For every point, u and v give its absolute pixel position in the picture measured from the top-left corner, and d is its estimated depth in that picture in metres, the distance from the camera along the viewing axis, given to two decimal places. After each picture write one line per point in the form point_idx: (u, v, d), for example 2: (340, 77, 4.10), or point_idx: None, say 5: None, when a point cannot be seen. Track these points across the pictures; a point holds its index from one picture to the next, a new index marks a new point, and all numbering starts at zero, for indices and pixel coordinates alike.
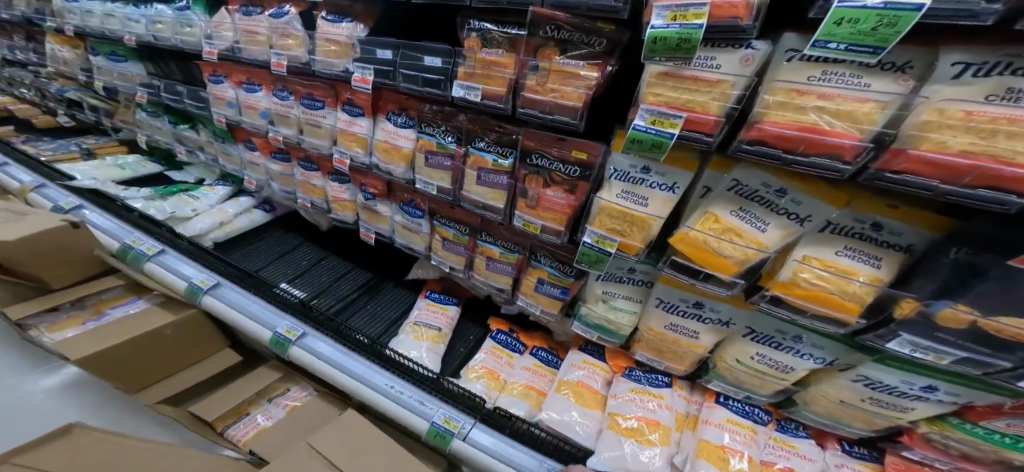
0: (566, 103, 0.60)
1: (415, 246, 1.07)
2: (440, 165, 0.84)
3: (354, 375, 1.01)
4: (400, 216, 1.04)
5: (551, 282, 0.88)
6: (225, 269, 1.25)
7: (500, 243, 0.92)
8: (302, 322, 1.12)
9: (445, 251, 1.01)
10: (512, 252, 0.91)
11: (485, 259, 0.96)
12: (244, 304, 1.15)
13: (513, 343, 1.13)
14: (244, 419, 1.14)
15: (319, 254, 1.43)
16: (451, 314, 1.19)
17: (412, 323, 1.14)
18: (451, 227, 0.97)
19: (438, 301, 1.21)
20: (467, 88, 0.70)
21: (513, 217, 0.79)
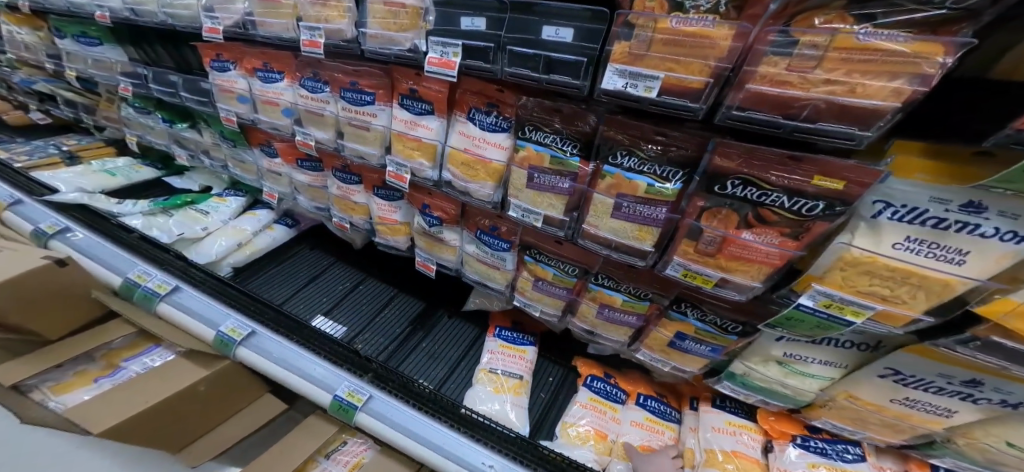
0: (857, 104, 0.34)
1: (495, 282, 0.88)
2: (553, 187, 0.59)
3: (438, 447, 0.83)
4: (474, 246, 0.83)
5: (696, 338, 0.70)
6: (255, 310, 1.04)
7: (624, 289, 0.72)
8: (362, 379, 0.94)
9: (543, 288, 0.80)
10: (640, 301, 0.71)
11: (596, 304, 0.77)
12: (288, 357, 0.95)
13: (613, 392, 0.93)
14: None
15: (354, 277, 1.36)
16: (529, 357, 1.10)
17: (489, 371, 1.05)
18: (552, 266, 0.76)
19: (511, 342, 1.12)
20: (632, 77, 0.43)
21: (668, 266, 0.57)
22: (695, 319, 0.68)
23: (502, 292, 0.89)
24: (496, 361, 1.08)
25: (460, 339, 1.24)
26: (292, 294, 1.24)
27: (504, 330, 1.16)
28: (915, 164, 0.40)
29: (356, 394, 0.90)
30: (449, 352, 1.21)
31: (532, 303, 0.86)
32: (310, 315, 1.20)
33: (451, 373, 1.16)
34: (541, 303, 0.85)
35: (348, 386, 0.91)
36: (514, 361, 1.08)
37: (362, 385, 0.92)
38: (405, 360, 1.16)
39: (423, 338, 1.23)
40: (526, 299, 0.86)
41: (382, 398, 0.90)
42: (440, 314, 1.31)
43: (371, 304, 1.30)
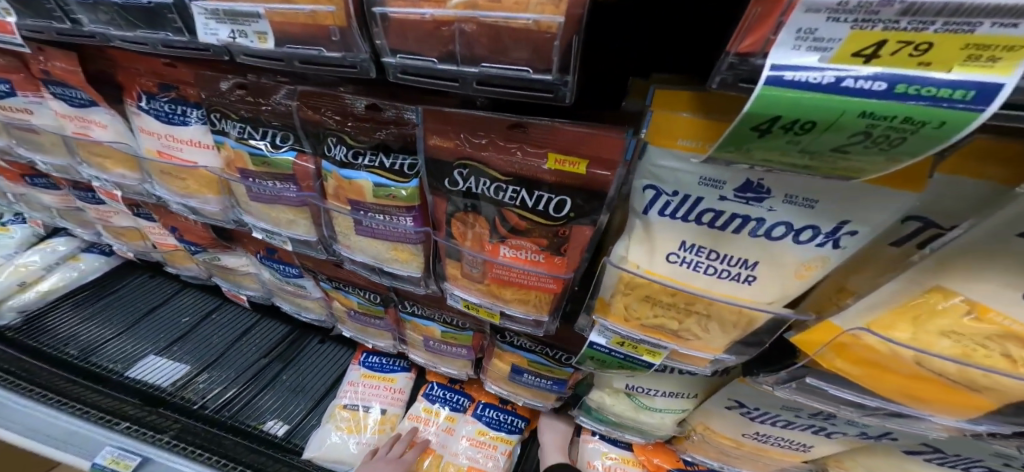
0: (511, 21, 0.20)
1: (322, 311, 0.73)
2: (279, 197, 0.44)
3: None
4: (267, 272, 0.65)
5: (533, 372, 0.58)
6: (16, 371, 0.89)
7: (436, 318, 0.57)
8: (140, 439, 0.83)
9: (353, 317, 0.68)
10: (462, 331, 0.57)
11: (422, 337, 0.62)
12: (47, 424, 0.83)
13: (454, 396, 0.98)
14: None
15: (207, 303, 1.13)
16: (397, 385, 1.00)
17: (341, 407, 0.96)
18: (353, 294, 0.61)
19: (376, 369, 1.01)
20: (232, 18, 0.27)
21: (448, 296, 0.44)
22: (524, 350, 0.55)
23: (329, 320, 0.74)
24: (355, 394, 0.98)
25: (332, 367, 1.07)
26: (119, 333, 1.02)
27: (371, 355, 1.03)
28: (679, 124, 0.24)
29: (122, 460, 0.80)
30: (315, 382, 1.03)
31: (355, 332, 0.73)
32: (131, 356, 0.98)
33: (312, 410, 0.98)
34: (374, 336, 0.72)
35: (109, 452, 0.80)
36: (377, 392, 0.98)
37: (137, 450, 0.82)
38: (250, 402, 0.96)
39: (281, 369, 1.04)
40: (350, 329, 0.73)
41: (160, 459, 0.81)
42: (311, 338, 1.11)
43: (223, 333, 1.09)
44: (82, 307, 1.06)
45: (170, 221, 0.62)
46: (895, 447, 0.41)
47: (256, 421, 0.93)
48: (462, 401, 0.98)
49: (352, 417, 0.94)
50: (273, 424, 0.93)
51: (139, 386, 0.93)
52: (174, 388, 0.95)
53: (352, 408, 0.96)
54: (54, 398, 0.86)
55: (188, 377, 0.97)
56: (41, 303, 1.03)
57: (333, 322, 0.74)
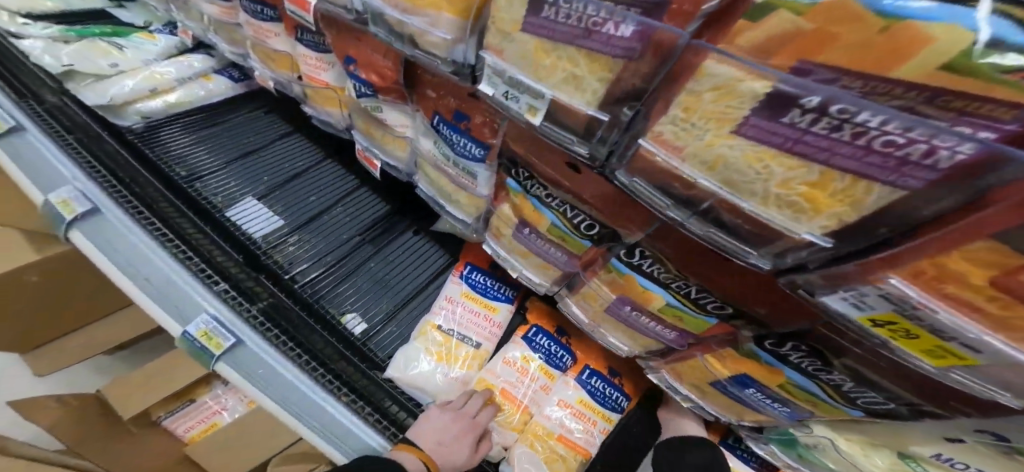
0: None
1: (482, 206, 0.62)
2: (589, 31, 0.26)
3: (302, 406, 0.74)
4: (440, 146, 0.57)
5: (764, 385, 0.46)
6: (126, 182, 0.86)
7: (676, 285, 0.41)
8: (232, 312, 0.77)
9: (523, 237, 0.55)
10: (704, 316, 0.41)
11: (615, 297, 0.50)
12: (144, 260, 0.76)
13: (557, 353, 0.93)
14: (186, 405, 1.15)
15: (312, 158, 1.06)
16: (497, 319, 0.95)
17: (429, 323, 0.92)
18: (551, 210, 0.47)
19: (478, 291, 0.95)
20: None
21: (832, 292, 0.24)
22: (795, 369, 0.40)
23: (490, 223, 0.63)
24: (451, 314, 0.93)
25: (421, 265, 1.03)
26: (225, 164, 0.98)
27: (473, 271, 0.96)
28: None
29: (214, 337, 0.73)
30: (402, 281, 1.00)
31: (509, 243, 0.61)
32: (233, 196, 0.95)
33: (394, 305, 0.97)
34: (533, 260, 0.60)
35: (203, 323, 0.73)
36: (477, 322, 0.93)
37: (230, 327, 0.75)
38: (338, 285, 0.94)
39: (372, 256, 1.00)
40: (504, 238, 0.62)
41: (251, 345, 0.76)
42: (405, 226, 1.06)
43: (320, 195, 1.03)
44: (198, 126, 1.02)
45: (347, 48, 0.54)
46: None
47: (341, 299, 0.93)
48: (565, 361, 0.93)
49: (442, 338, 0.91)
50: (353, 309, 0.93)
51: (239, 229, 0.91)
52: (271, 242, 0.93)
53: (445, 332, 0.92)
54: (159, 229, 0.81)
55: (283, 237, 0.94)
56: (165, 114, 1.00)
57: (490, 224, 0.64)
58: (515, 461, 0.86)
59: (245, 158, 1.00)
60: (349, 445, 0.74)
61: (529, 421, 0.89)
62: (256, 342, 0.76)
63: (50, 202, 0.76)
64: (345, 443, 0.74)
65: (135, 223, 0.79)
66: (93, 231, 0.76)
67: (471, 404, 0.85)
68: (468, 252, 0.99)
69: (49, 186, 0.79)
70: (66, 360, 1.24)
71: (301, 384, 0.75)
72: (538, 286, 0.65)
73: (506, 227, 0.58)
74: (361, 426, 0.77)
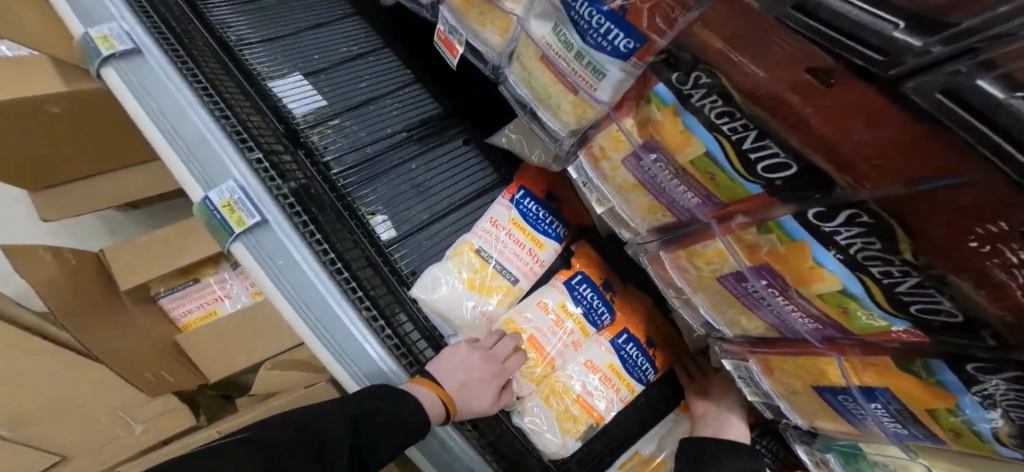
0: None
1: (590, 121, 0.52)
2: None
3: (323, 308, 0.66)
4: (573, 34, 0.45)
5: (897, 398, 0.39)
6: (166, 22, 0.74)
7: (881, 266, 0.30)
8: (261, 186, 0.67)
9: (640, 172, 0.47)
10: (894, 320, 0.33)
11: (750, 266, 0.40)
12: (176, 109, 0.65)
13: (597, 308, 0.85)
14: (188, 283, 1.08)
15: (368, 47, 0.99)
16: (543, 256, 0.85)
17: (466, 243, 0.84)
18: (716, 136, 0.35)
19: (528, 220, 0.85)
20: None
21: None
22: (963, 389, 0.32)
23: (600, 141, 0.52)
24: (490, 240, 0.83)
25: (464, 180, 0.97)
26: (278, 35, 0.91)
27: (526, 197, 0.86)
28: None
29: (236, 210, 0.64)
30: (442, 192, 0.94)
31: (615, 173, 0.51)
32: (280, 68, 0.87)
33: (431, 215, 0.91)
34: (640, 197, 0.49)
35: (227, 194, 0.64)
36: (520, 255, 0.84)
37: (256, 203, 0.65)
38: (374, 185, 0.88)
39: (415, 159, 0.94)
40: (610, 163, 0.51)
41: (276, 228, 0.66)
42: (454, 136, 1.00)
43: (371, 87, 0.96)
44: None
45: None
46: None
47: (378, 199, 0.87)
48: (603, 319, 0.85)
49: (478, 263, 0.82)
50: (388, 212, 0.87)
51: (282, 105, 0.83)
52: (313, 126, 0.85)
53: (483, 257, 0.83)
54: (196, 79, 0.70)
55: (326, 122, 0.87)
56: None
57: (595, 141, 0.53)
58: (526, 412, 0.83)
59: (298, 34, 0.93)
60: (366, 360, 0.68)
61: (549, 374, 0.84)
62: (281, 226, 0.66)
63: (88, 33, 0.64)
64: (363, 356, 0.68)
65: (166, 64, 0.67)
66: (127, 67, 0.65)
67: (501, 344, 0.72)
68: (522, 174, 0.90)
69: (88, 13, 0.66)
70: (84, 208, 1.17)
71: (322, 287, 0.67)
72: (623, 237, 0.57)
73: (626, 149, 0.48)
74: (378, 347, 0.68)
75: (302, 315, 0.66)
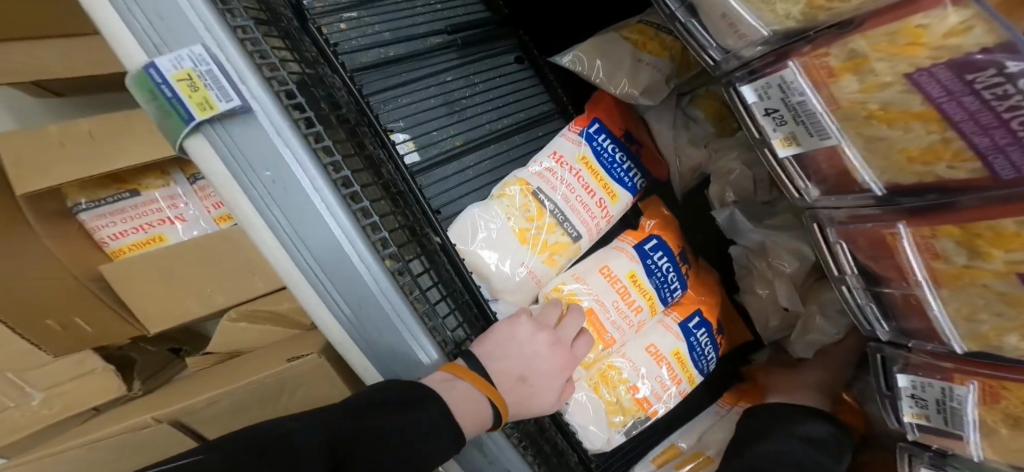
0: None
1: (834, 17, 0.27)
2: None
3: (341, 269, 0.40)
4: None
5: None
6: None
7: None
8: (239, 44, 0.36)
9: (948, 94, 0.23)
10: None
11: None
12: None
13: (669, 283, 0.69)
14: (123, 198, 0.79)
15: None
16: (614, 211, 0.67)
17: (517, 179, 0.63)
18: None
19: (604, 163, 0.66)
20: None
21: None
22: None
23: (857, 46, 0.27)
24: (553, 181, 0.63)
25: (510, 104, 0.75)
26: None
27: (602, 133, 0.66)
28: None
29: (193, 79, 0.33)
30: (482, 116, 0.71)
31: (867, 100, 0.28)
32: None
33: (467, 143, 0.69)
34: (909, 136, 0.28)
35: (187, 60, 0.33)
36: (586, 205, 0.64)
37: (238, 78, 0.35)
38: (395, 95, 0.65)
39: (450, 69, 0.71)
40: (855, 85, 0.28)
41: (267, 127, 0.36)
42: (498, 51, 0.78)
43: None
44: None
45: None
46: None
47: (399, 114, 0.64)
48: (675, 295, 0.70)
49: (534, 209, 0.62)
50: (411, 132, 0.64)
51: None
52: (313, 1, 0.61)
53: (541, 201, 0.62)
54: None
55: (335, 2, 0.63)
56: None
57: (834, 46, 0.28)
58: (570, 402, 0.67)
59: None
60: (398, 342, 0.45)
61: (601, 357, 0.68)
62: (275, 122, 0.36)
63: None
64: (395, 337, 0.45)
65: None
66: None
67: (569, 323, 0.55)
68: (594, 104, 0.68)
69: None
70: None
71: (345, 241, 0.40)
72: (801, 188, 0.39)
73: (951, 51, 0.22)
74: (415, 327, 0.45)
75: (305, 274, 0.41)
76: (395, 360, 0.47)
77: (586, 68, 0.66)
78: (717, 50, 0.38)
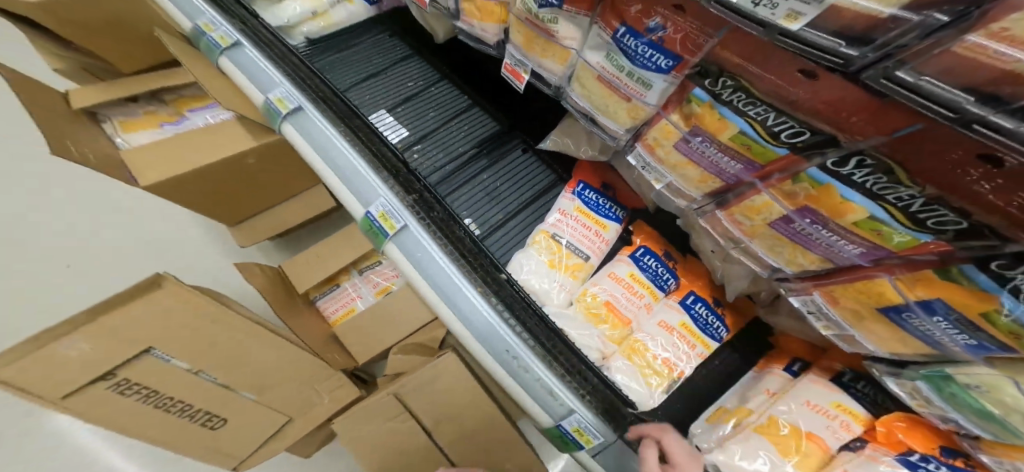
0: None
1: (644, 116, 0.63)
2: None
3: (455, 290, 0.95)
4: (622, 58, 0.58)
5: (967, 318, 0.44)
6: (317, 95, 1.13)
7: (887, 194, 0.41)
8: (397, 200, 1.00)
9: (691, 153, 0.59)
10: (917, 231, 0.41)
11: (793, 209, 0.52)
12: (338, 150, 1.04)
13: (659, 274, 0.98)
14: (336, 289, 1.54)
15: (433, 75, 1.24)
16: (607, 235, 1.01)
17: (544, 233, 0.99)
18: (744, 118, 0.48)
19: (590, 207, 1.00)
20: None
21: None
22: (1012, 298, 0.39)
23: (652, 138, 0.64)
24: (564, 227, 0.99)
25: (532, 182, 1.11)
26: (361, 82, 1.18)
27: (586, 189, 1.01)
28: None
29: (387, 217, 0.98)
30: (512, 194, 1.09)
31: (669, 162, 0.64)
32: (370, 109, 1.14)
33: (507, 219, 1.06)
34: (691, 174, 0.63)
35: (385, 209, 0.99)
36: (587, 233, 0.99)
37: (398, 212, 0.99)
38: (459, 192, 1.07)
39: (485, 166, 1.11)
40: (662, 155, 0.64)
41: (410, 227, 0.98)
42: (517, 143, 1.15)
43: (440, 109, 1.18)
44: (333, 47, 1.26)
45: None
46: None
47: (464, 204, 1.06)
48: (669, 283, 0.99)
49: (555, 247, 0.98)
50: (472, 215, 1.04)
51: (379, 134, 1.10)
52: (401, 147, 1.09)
53: (556, 240, 0.98)
54: (343, 128, 1.08)
55: (413, 146, 1.10)
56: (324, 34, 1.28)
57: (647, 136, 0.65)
58: (612, 369, 0.92)
59: (377, 75, 1.20)
60: (489, 328, 0.93)
61: (627, 335, 0.95)
62: (415, 232, 0.98)
63: (270, 100, 1.09)
64: (486, 325, 0.93)
65: (310, 111, 1.09)
66: (233, 54, 1.16)
67: None
68: (577, 171, 1.04)
69: (266, 87, 1.11)
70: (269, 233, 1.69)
71: (451, 274, 0.95)
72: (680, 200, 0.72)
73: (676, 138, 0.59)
74: (494, 317, 0.94)
75: (443, 298, 0.95)
76: (487, 336, 0.93)
77: (562, 145, 1.01)
78: (609, 137, 0.74)
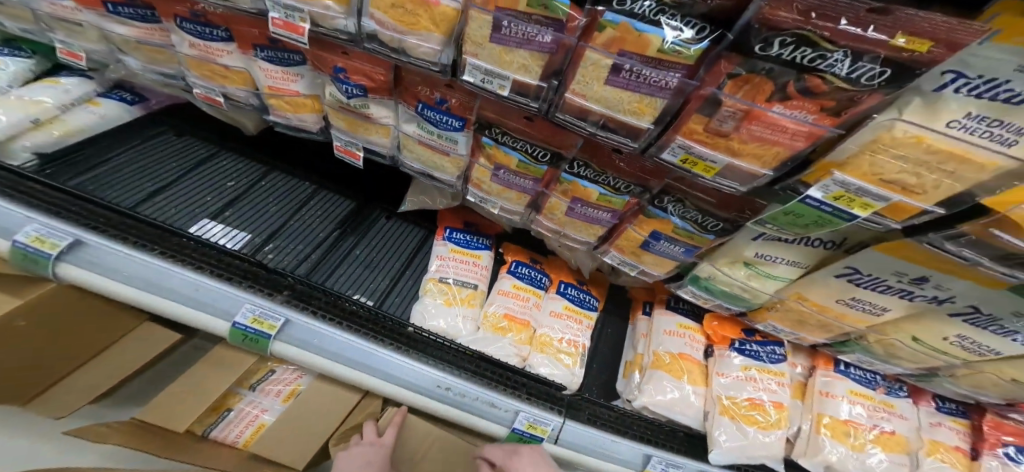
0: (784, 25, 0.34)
1: (463, 164, 0.86)
2: (530, 41, 0.49)
3: (366, 360, 0.96)
4: (426, 126, 0.80)
5: (671, 237, 0.75)
6: (98, 221, 0.92)
7: (599, 180, 0.72)
8: (270, 301, 0.95)
9: (501, 180, 0.84)
10: (619, 195, 0.73)
11: (569, 201, 0.79)
12: (162, 273, 0.89)
13: (535, 279, 1.25)
14: (226, 416, 1.05)
15: (250, 173, 1.23)
16: (483, 262, 1.24)
17: (438, 280, 1.17)
18: (516, 150, 0.76)
19: (462, 246, 1.23)
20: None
21: (664, 150, 0.52)
22: (674, 216, 0.71)
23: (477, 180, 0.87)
24: (448, 268, 1.19)
25: (404, 243, 1.26)
26: (161, 194, 1.08)
27: (454, 232, 1.25)
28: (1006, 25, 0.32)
29: (263, 320, 0.92)
30: (388, 259, 1.21)
31: (494, 193, 0.89)
32: (188, 222, 1.05)
33: (394, 284, 1.18)
34: (510, 198, 0.88)
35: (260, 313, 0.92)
36: (468, 266, 1.21)
37: (273, 312, 0.94)
38: (336, 271, 1.12)
39: (355, 243, 1.20)
40: (487, 189, 0.88)
41: (295, 319, 0.95)
42: (376, 215, 1.28)
43: (274, 202, 1.20)
44: (89, 164, 1.06)
45: (343, 62, 0.75)
46: (831, 275, 0.70)
47: (346, 282, 1.11)
48: (544, 281, 1.26)
49: (452, 287, 1.16)
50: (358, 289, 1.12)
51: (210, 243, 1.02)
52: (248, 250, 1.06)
53: (445, 282, 1.17)
54: (156, 249, 0.92)
55: (260, 245, 1.08)
56: (58, 144, 1.03)
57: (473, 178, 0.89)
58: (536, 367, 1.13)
59: (179, 184, 1.11)
60: (409, 380, 0.97)
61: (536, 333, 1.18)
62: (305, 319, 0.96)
63: (18, 242, 0.81)
64: (407, 377, 0.97)
65: (98, 240, 0.89)
66: None
67: None
68: (443, 222, 1.27)
69: (7, 229, 0.84)
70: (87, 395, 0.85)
71: (359, 346, 0.96)
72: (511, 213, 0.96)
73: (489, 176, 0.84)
74: (413, 365, 0.98)
75: (361, 374, 0.96)
76: (415, 384, 0.98)
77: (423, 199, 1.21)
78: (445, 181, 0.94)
